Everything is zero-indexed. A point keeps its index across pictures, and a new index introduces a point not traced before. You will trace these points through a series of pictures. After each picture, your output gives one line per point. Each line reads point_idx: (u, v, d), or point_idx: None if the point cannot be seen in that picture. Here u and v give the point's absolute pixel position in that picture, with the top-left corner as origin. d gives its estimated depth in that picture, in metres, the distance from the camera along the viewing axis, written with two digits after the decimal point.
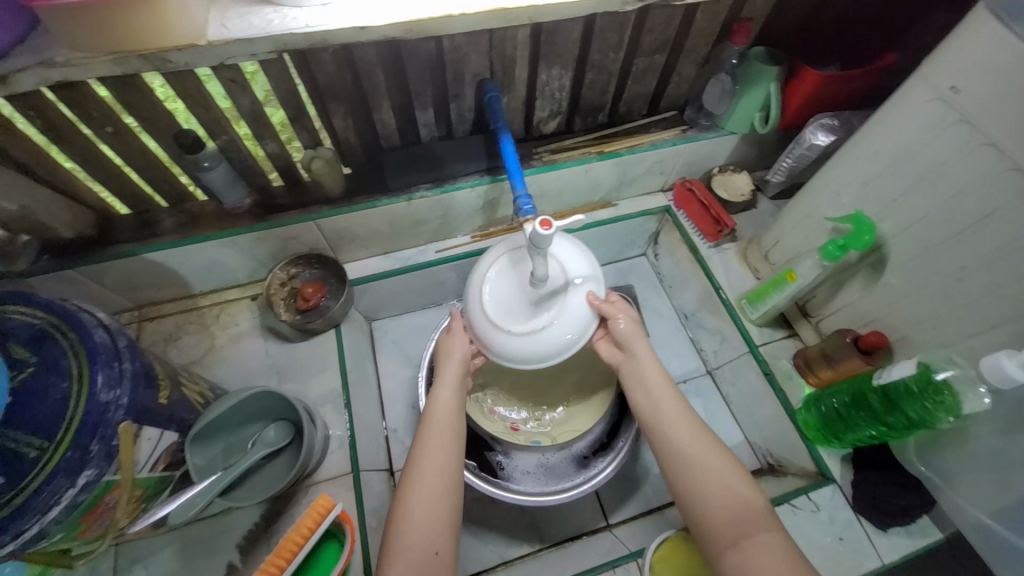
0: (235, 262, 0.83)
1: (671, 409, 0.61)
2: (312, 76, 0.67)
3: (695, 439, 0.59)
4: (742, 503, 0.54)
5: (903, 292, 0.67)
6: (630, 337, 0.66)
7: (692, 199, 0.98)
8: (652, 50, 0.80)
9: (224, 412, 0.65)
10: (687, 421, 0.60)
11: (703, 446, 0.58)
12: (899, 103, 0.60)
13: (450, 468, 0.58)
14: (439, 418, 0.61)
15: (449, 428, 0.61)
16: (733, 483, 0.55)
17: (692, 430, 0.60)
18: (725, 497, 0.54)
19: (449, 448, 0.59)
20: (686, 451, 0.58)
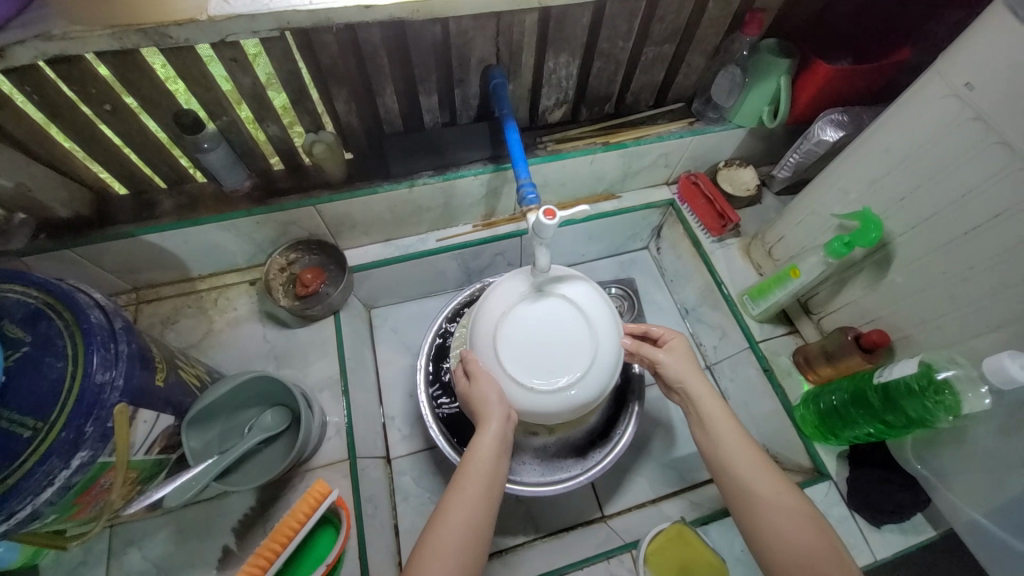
0: (234, 246, 0.82)
1: (736, 449, 0.58)
2: (314, 57, 0.65)
3: (764, 481, 0.56)
4: (819, 552, 0.52)
5: (907, 291, 0.66)
6: (681, 374, 0.64)
7: (696, 193, 0.98)
8: (662, 40, 0.79)
9: (222, 397, 0.64)
10: (756, 460, 0.57)
11: (774, 487, 0.56)
12: (913, 99, 0.59)
13: (482, 522, 0.55)
14: (478, 461, 0.57)
15: (483, 485, 0.57)
16: (807, 527, 0.53)
17: (758, 469, 0.57)
18: (798, 543, 0.52)
19: (478, 502, 0.56)
20: (757, 496, 0.55)
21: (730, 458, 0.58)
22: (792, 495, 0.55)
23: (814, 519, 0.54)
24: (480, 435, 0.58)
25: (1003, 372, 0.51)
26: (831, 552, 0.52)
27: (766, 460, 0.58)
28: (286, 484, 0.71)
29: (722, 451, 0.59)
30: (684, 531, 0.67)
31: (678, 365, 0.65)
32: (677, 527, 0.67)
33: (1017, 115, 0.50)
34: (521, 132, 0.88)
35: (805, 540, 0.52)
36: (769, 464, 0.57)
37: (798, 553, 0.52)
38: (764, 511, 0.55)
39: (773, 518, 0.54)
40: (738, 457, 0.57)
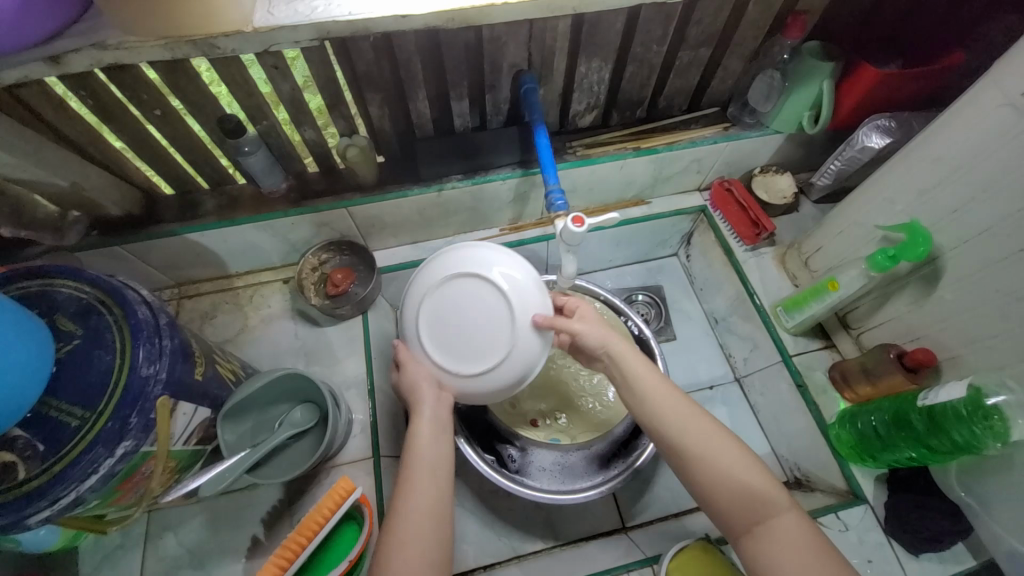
0: (270, 245, 0.85)
1: (661, 405, 0.58)
2: (351, 63, 0.67)
3: (691, 429, 0.56)
4: (760, 493, 0.53)
5: (957, 310, 0.63)
6: (597, 335, 0.64)
7: (730, 199, 0.95)
8: (698, 43, 0.77)
9: (255, 393, 0.66)
10: (681, 410, 0.58)
11: (702, 434, 0.56)
12: (969, 106, 0.55)
13: (438, 502, 0.57)
14: (421, 430, 0.61)
15: (430, 467, 0.58)
16: (744, 469, 0.54)
17: (684, 419, 0.57)
18: (736, 487, 0.53)
19: (432, 489, 0.57)
20: (688, 446, 0.56)
21: (656, 414, 0.58)
22: (721, 440, 0.56)
23: (750, 461, 0.55)
24: (418, 418, 0.62)
25: None
26: (768, 489, 0.53)
27: (690, 408, 0.58)
28: (312, 478, 0.73)
29: (646, 408, 0.59)
30: (709, 549, 0.65)
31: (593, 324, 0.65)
32: (701, 545, 0.65)
33: None
34: (550, 137, 0.87)
35: (742, 482, 0.53)
36: (690, 409, 0.58)
37: (738, 495, 0.53)
38: (695, 461, 0.55)
39: (707, 466, 0.54)
40: (665, 410, 0.58)
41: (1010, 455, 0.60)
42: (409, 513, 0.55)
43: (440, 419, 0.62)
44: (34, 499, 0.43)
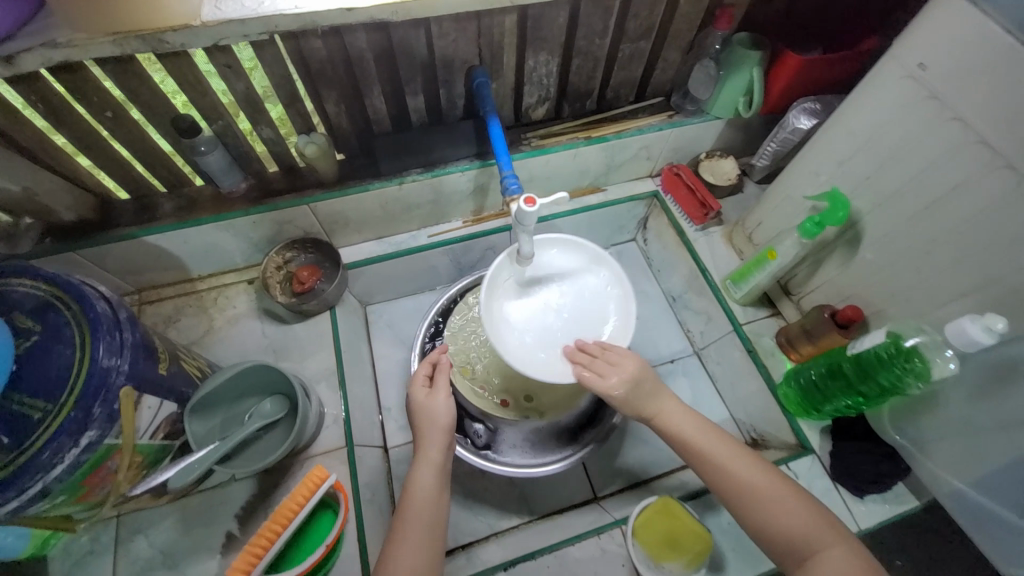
0: (232, 245, 0.85)
1: (715, 452, 0.62)
2: (304, 61, 0.69)
3: (748, 471, 0.60)
4: (812, 529, 0.55)
5: (877, 267, 0.69)
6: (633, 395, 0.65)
7: (679, 183, 1.01)
8: (637, 36, 0.82)
9: (221, 387, 0.67)
10: (736, 455, 0.61)
11: (760, 476, 0.60)
12: (873, 83, 0.62)
13: (433, 541, 0.59)
14: (420, 491, 0.62)
15: (416, 509, 0.60)
16: (795, 505, 0.57)
17: (739, 461, 0.61)
18: (791, 524, 0.56)
19: (423, 537, 0.58)
20: (746, 486, 0.59)
21: (715, 461, 0.61)
22: (776, 480, 0.59)
23: (798, 497, 0.58)
24: (417, 475, 0.63)
25: (965, 335, 0.53)
26: (821, 522, 0.56)
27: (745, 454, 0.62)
28: (286, 471, 0.74)
29: (704, 455, 0.62)
30: (666, 502, 0.70)
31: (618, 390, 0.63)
32: (658, 501, 0.69)
33: (966, 91, 0.53)
34: (505, 130, 0.91)
35: (797, 517, 0.56)
36: (746, 453, 0.62)
37: (798, 532, 0.55)
38: (753, 500, 0.58)
39: (765, 505, 0.57)
40: (724, 458, 0.61)
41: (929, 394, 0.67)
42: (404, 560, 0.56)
43: (439, 484, 0.63)
44: None
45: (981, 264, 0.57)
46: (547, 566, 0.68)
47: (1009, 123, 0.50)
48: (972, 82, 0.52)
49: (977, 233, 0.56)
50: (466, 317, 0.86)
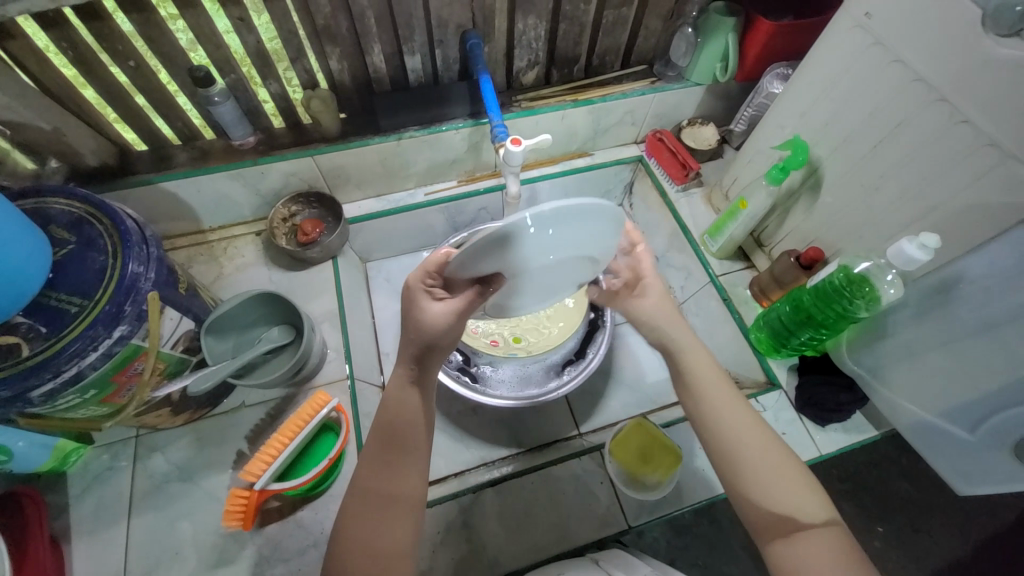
0: (241, 197, 0.91)
1: (724, 412, 0.58)
2: (310, 17, 0.75)
3: (752, 440, 0.57)
4: (808, 514, 0.53)
5: (836, 209, 0.75)
6: (655, 320, 0.65)
7: (662, 147, 1.06)
8: (620, 3, 0.88)
9: (239, 309, 0.75)
10: (746, 423, 0.58)
11: (767, 448, 0.56)
12: (829, 36, 0.68)
13: (409, 463, 0.57)
14: (398, 419, 0.58)
15: (391, 426, 0.58)
16: (796, 485, 0.54)
17: (748, 429, 0.57)
18: (777, 500, 0.53)
19: (395, 456, 0.57)
20: (743, 454, 0.56)
21: (720, 423, 0.58)
22: (781, 456, 0.56)
23: (801, 477, 0.55)
24: (393, 389, 0.60)
25: (903, 255, 0.60)
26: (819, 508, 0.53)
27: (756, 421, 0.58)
28: (293, 399, 0.80)
29: (708, 413, 0.59)
30: (640, 424, 0.77)
31: (654, 283, 0.66)
32: (633, 423, 0.77)
33: (906, 35, 0.59)
34: (497, 93, 0.97)
35: (791, 498, 0.53)
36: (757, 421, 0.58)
37: (786, 513, 0.53)
38: (748, 469, 0.55)
39: (759, 477, 0.55)
40: (730, 420, 0.58)
41: (880, 323, 0.73)
42: (379, 473, 0.56)
43: (420, 405, 0.59)
44: (36, 371, 0.50)
45: (921, 193, 0.63)
46: (532, 482, 0.74)
47: (940, 60, 0.57)
48: (911, 25, 0.58)
49: (918, 165, 0.63)
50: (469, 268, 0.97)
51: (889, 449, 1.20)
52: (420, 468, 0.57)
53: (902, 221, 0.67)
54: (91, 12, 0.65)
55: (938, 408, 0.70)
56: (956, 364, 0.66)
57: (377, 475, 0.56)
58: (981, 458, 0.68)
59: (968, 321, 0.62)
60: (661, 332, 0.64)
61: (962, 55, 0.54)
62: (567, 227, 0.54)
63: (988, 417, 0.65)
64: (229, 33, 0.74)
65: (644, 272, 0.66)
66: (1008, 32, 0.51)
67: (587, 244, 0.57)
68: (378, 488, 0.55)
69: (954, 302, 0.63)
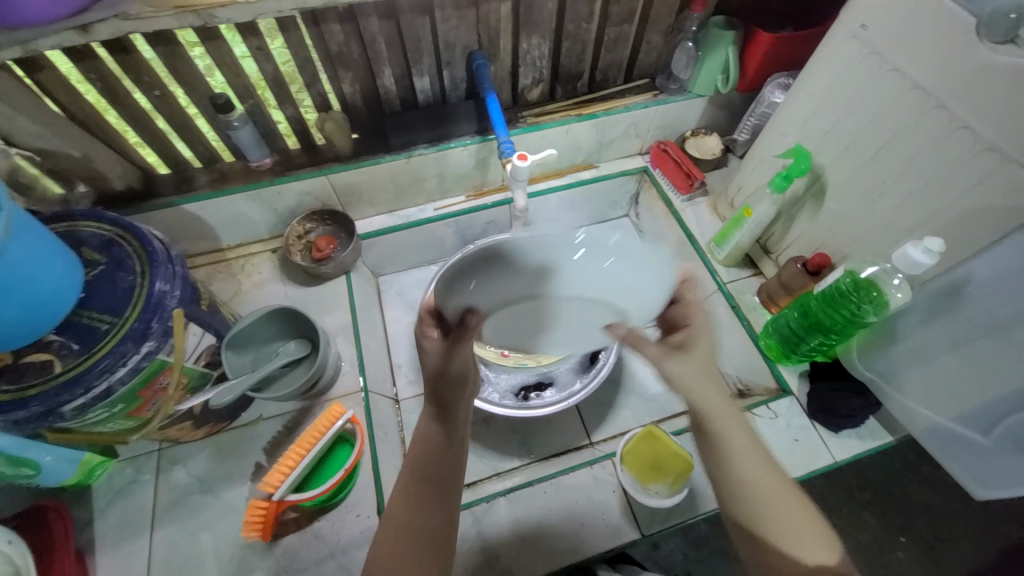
0: (259, 216, 0.95)
1: (752, 464, 0.55)
2: (324, 44, 0.78)
3: (772, 495, 0.54)
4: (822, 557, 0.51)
5: (841, 215, 0.76)
6: (688, 374, 0.58)
7: (667, 158, 1.08)
8: (621, 20, 0.91)
9: (257, 322, 0.77)
10: (769, 477, 0.55)
11: (789, 503, 0.54)
12: (827, 47, 0.70)
13: (446, 503, 0.56)
14: (427, 456, 0.57)
15: (429, 471, 0.57)
16: (814, 543, 0.52)
17: (770, 484, 0.54)
18: (792, 558, 0.52)
19: (433, 502, 0.55)
20: (761, 510, 0.54)
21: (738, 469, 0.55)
22: (801, 512, 0.54)
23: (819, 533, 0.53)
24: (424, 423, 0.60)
25: (908, 259, 0.60)
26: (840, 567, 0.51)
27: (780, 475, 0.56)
28: (309, 411, 0.82)
29: (723, 458, 0.56)
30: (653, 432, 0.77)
31: (700, 330, 0.61)
32: (644, 432, 0.77)
33: (904, 43, 0.60)
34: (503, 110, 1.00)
35: (812, 558, 0.51)
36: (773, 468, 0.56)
37: (805, 573, 0.50)
38: (766, 525, 0.53)
39: (777, 534, 0.53)
40: (757, 475, 0.55)
41: (890, 327, 0.72)
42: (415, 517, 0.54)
43: (449, 441, 0.58)
44: (69, 387, 0.52)
45: (924, 197, 0.64)
46: (545, 492, 0.75)
47: (938, 68, 0.58)
48: (908, 34, 0.59)
49: (921, 170, 0.63)
50: None
51: (909, 457, 1.18)
52: (447, 503, 0.56)
53: (905, 225, 0.67)
54: (120, 46, 0.69)
55: (953, 412, 0.69)
56: (970, 367, 0.65)
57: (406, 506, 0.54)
58: (999, 463, 0.68)
59: (978, 323, 0.62)
60: (688, 385, 0.58)
61: (959, 63, 0.56)
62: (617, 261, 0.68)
63: (1003, 420, 0.64)
64: (247, 61, 0.77)
65: (692, 318, 0.62)
66: (1002, 39, 0.52)
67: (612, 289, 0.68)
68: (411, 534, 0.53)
69: (962, 305, 0.63)
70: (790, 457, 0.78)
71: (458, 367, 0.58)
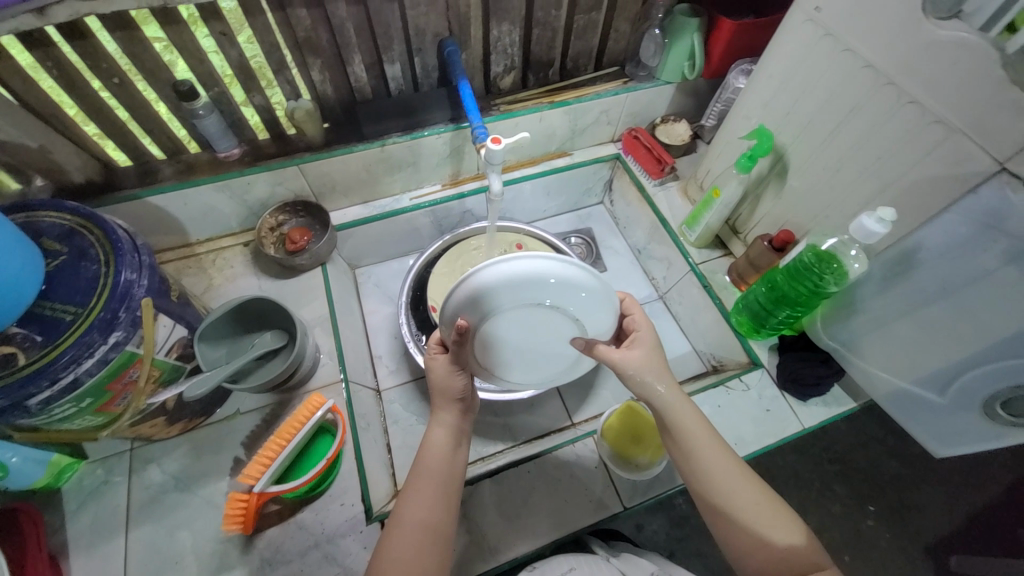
0: (228, 208, 0.93)
1: (713, 461, 0.59)
2: (291, 31, 0.77)
3: (740, 486, 0.58)
4: (785, 535, 0.55)
5: (802, 192, 0.80)
6: (641, 373, 0.62)
7: (638, 144, 1.10)
8: (589, 8, 0.93)
9: (217, 325, 0.76)
10: (734, 471, 0.59)
11: (756, 493, 0.58)
12: (785, 31, 0.73)
13: (448, 501, 0.61)
14: (433, 460, 0.62)
15: (433, 473, 0.61)
16: (774, 517, 0.56)
17: (734, 477, 0.59)
18: (767, 543, 0.55)
19: (438, 497, 0.60)
20: (733, 503, 0.57)
21: (703, 463, 0.59)
22: (769, 500, 0.58)
23: (791, 522, 0.56)
24: (431, 433, 0.64)
25: (864, 228, 0.64)
26: (812, 550, 0.55)
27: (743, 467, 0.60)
28: (287, 403, 0.81)
29: (688, 453, 0.60)
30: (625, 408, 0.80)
31: (647, 334, 0.66)
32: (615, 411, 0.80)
33: (857, 24, 0.63)
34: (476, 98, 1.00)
35: (782, 540, 0.55)
36: (731, 457, 0.60)
37: (774, 549, 0.54)
38: (737, 517, 0.57)
39: (750, 522, 0.56)
40: (720, 469, 0.59)
41: (852, 296, 0.76)
42: (419, 511, 0.59)
43: (452, 447, 0.64)
44: (32, 380, 0.50)
45: (879, 170, 0.67)
46: (528, 471, 0.76)
47: (886, 46, 0.61)
48: (860, 15, 0.63)
49: (874, 146, 0.67)
50: (457, 269, 1.00)
51: (873, 429, 1.24)
52: (448, 501, 0.61)
53: (862, 197, 0.71)
54: (75, 32, 0.66)
55: (909, 374, 0.74)
56: (921, 331, 0.69)
57: (412, 508, 0.58)
58: (954, 419, 0.72)
59: (929, 287, 0.66)
60: (646, 385, 0.62)
61: (905, 41, 0.59)
62: (592, 289, 0.64)
63: (955, 379, 0.68)
64: (211, 47, 0.75)
65: (638, 324, 0.67)
66: (947, 14, 0.56)
67: (587, 314, 0.66)
68: (418, 526, 0.58)
69: (915, 271, 0.67)
70: (761, 426, 0.81)
71: (462, 382, 0.66)
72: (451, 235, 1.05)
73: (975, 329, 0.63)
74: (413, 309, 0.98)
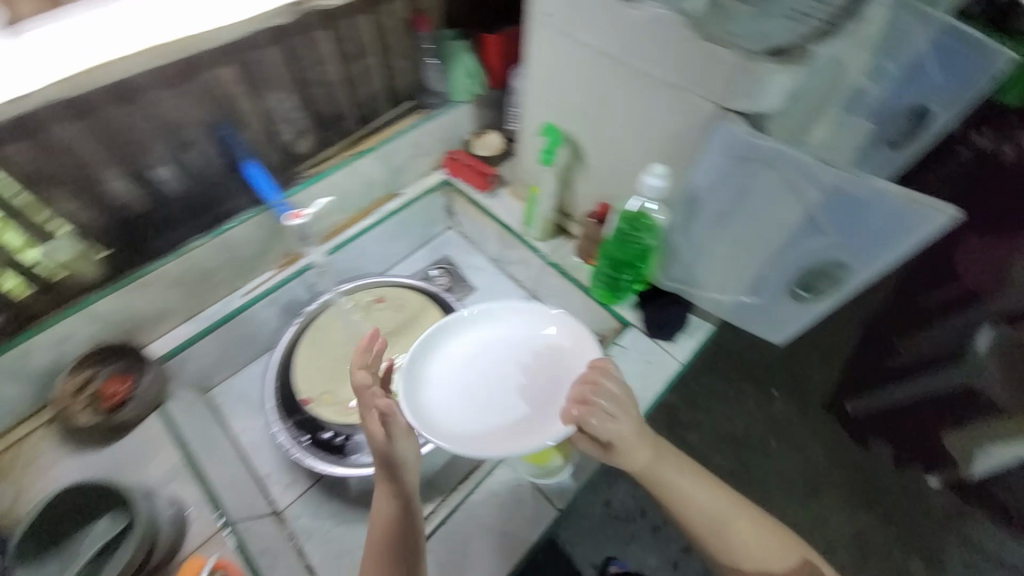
0: (11, 391, 0.77)
1: (721, 513, 0.71)
2: (10, 169, 0.66)
3: (729, 510, 0.71)
4: (773, 548, 0.71)
5: (603, 168, 0.88)
6: (624, 445, 0.67)
7: (458, 164, 1.15)
8: (359, 53, 0.96)
9: (77, 497, 0.66)
10: (716, 497, 0.72)
11: (731, 501, 0.72)
12: (532, 35, 0.80)
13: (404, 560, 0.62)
14: (381, 528, 0.64)
15: (380, 536, 0.64)
16: (765, 536, 0.71)
17: (726, 506, 0.71)
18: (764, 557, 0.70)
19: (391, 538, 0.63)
20: (728, 531, 0.70)
21: (694, 511, 0.70)
22: (742, 508, 0.72)
23: (775, 534, 0.72)
24: (377, 508, 0.66)
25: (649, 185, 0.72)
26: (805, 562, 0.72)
27: (718, 489, 0.73)
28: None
29: (682, 507, 0.70)
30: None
31: (617, 399, 0.67)
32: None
33: (579, 20, 0.72)
34: (275, 173, 0.95)
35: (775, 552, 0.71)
36: (716, 493, 0.72)
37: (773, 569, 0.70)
38: (741, 548, 0.70)
39: (750, 544, 0.70)
40: (712, 508, 0.70)
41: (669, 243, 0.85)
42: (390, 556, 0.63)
43: (399, 511, 0.65)
44: None
45: (646, 133, 0.76)
46: (457, 523, 0.73)
47: (606, 33, 0.70)
48: (575, 13, 0.72)
49: (634, 116, 0.76)
50: (318, 350, 0.93)
51: None
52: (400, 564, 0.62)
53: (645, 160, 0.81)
54: None
55: (742, 287, 0.84)
56: (726, 245, 0.80)
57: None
58: (777, 310, 0.84)
59: (715, 210, 0.77)
60: (625, 457, 0.68)
61: (615, 26, 0.68)
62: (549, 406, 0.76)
63: (760, 276, 0.81)
64: None
65: (591, 398, 0.66)
66: None
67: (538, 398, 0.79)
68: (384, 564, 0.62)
69: (703, 203, 0.77)
70: (647, 377, 0.88)
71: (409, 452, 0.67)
72: (303, 315, 0.97)
73: (768, 230, 0.74)
74: (284, 411, 0.87)
